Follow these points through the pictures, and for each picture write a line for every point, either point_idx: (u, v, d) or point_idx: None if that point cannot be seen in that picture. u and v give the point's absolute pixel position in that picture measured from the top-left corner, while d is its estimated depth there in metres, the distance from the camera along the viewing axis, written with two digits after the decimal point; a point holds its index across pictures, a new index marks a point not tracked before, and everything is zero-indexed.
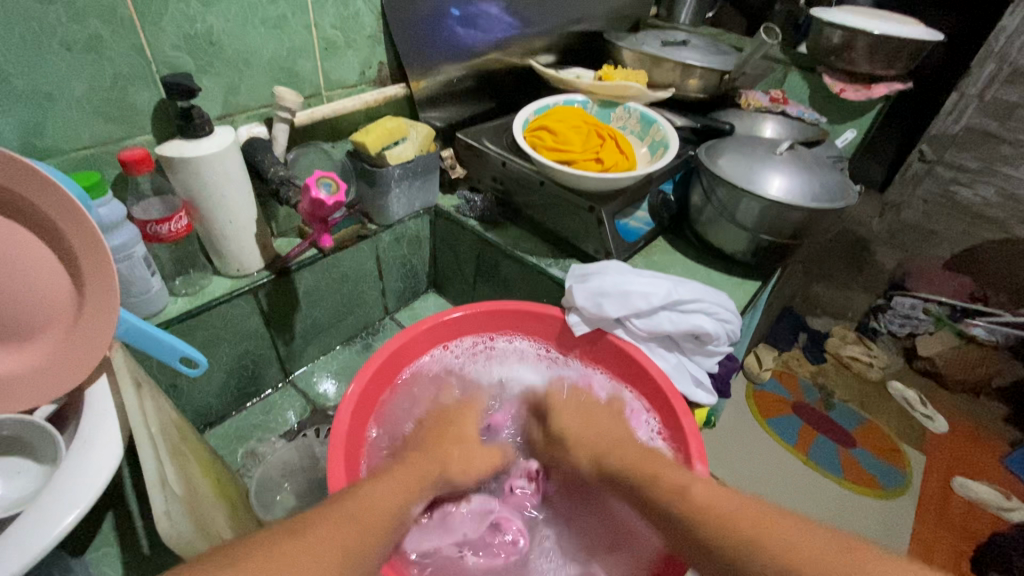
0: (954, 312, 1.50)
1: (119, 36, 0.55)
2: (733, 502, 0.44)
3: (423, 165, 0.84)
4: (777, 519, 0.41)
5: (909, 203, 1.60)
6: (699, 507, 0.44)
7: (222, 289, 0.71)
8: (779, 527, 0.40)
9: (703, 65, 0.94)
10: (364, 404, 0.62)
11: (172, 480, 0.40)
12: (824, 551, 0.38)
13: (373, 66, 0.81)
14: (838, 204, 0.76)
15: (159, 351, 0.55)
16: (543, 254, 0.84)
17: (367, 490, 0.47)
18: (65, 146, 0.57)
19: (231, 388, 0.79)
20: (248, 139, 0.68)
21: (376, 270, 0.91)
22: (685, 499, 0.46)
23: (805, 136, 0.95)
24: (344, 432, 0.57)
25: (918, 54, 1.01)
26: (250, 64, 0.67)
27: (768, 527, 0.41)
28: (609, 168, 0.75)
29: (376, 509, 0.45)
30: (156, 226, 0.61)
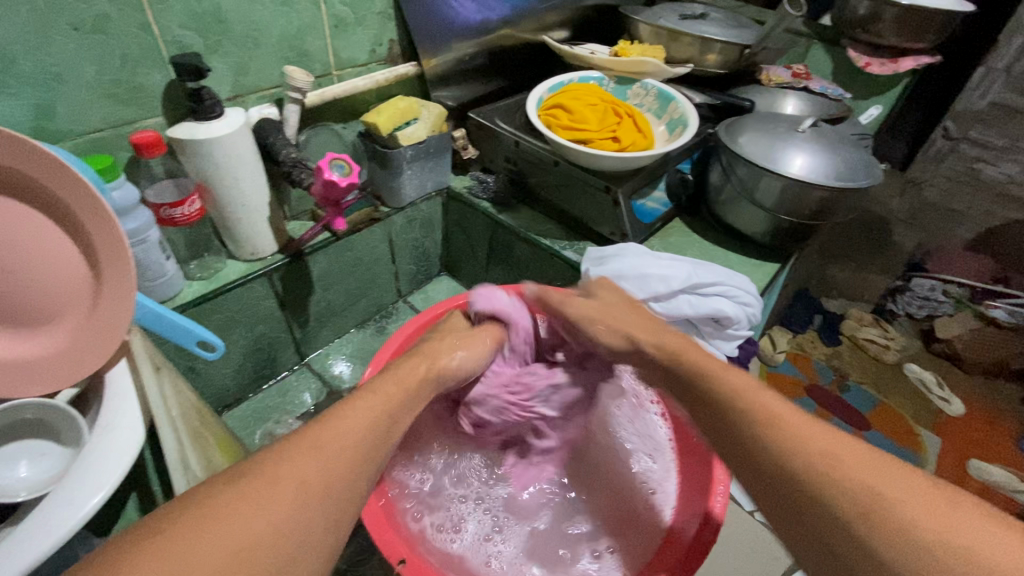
0: (974, 294, 1.48)
1: (127, 15, 0.54)
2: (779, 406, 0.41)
3: (436, 145, 0.83)
4: (825, 433, 0.38)
5: (931, 181, 1.53)
6: (750, 408, 0.42)
7: (237, 273, 0.71)
8: (821, 438, 0.38)
9: (723, 40, 0.91)
10: (382, 386, 0.62)
11: (193, 462, 0.41)
12: (881, 479, 0.35)
13: (383, 44, 0.79)
14: (863, 182, 0.73)
15: (177, 336, 0.55)
16: (557, 236, 0.83)
17: (339, 411, 0.42)
18: (77, 129, 0.56)
19: (247, 371, 0.79)
20: (259, 120, 0.67)
21: (389, 253, 0.91)
22: (742, 399, 0.42)
23: (828, 112, 0.92)
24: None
25: (948, 26, 0.96)
26: (259, 43, 0.65)
27: (819, 440, 0.38)
28: (626, 147, 0.73)
29: (359, 430, 0.40)
30: (170, 209, 0.61)
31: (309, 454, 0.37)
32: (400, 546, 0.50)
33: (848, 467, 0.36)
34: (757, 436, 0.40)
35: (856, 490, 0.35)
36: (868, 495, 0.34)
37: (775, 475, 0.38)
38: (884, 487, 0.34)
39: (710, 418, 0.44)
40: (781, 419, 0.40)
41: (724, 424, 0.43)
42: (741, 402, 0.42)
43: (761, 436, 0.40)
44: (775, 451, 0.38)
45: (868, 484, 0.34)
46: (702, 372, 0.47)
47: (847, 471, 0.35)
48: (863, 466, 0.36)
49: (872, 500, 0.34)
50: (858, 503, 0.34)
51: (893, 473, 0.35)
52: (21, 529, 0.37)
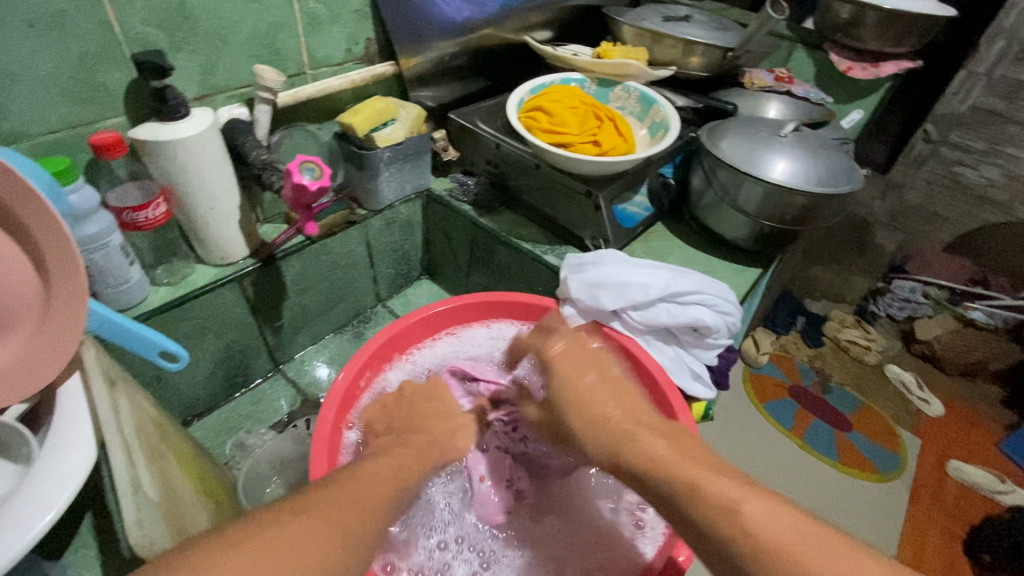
0: (953, 296, 1.49)
1: (84, 10, 0.51)
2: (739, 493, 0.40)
3: (415, 147, 0.81)
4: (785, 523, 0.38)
5: (912, 184, 1.55)
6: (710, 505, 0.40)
7: (206, 278, 0.68)
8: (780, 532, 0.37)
9: (706, 42, 0.90)
10: (349, 399, 0.60)
11: (147, 484, 0.39)
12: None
13: (360, 43, 0.77)
14: (844, 188, 0.73)
15: (138, 346, 0.53)
16: (538, 240, 0.82)
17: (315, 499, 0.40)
18: (33, 130, 0.54)
19: (218, 379, 0.77)
20: (228, 121, 0.65)
21: (367, 256, 0.89)
22: (699, 492, 0.41)
23: (810, 116, 0.92)
24: (328, 430, 0.56)
25: (929, 31, 0.97)
26: (227, 41, 0.63)
27: (782, 533, 0.37)
28: (607, 151, 0.72)
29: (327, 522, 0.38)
30: (133, 213, 0.58)
31: (275, 541, 0.35)
32: None
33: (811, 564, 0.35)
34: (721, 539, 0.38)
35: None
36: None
37: (739, 575, 0.37)
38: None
39: (667, 508, 0.43)
40: (742, 511, 0.38)
41: (681, 517, 0.42)
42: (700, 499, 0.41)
43: (718, 532, 0.38)
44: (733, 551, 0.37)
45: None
46: (652, 455, 0.46)
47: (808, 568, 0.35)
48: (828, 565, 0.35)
49: None
50: None
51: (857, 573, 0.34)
52: None
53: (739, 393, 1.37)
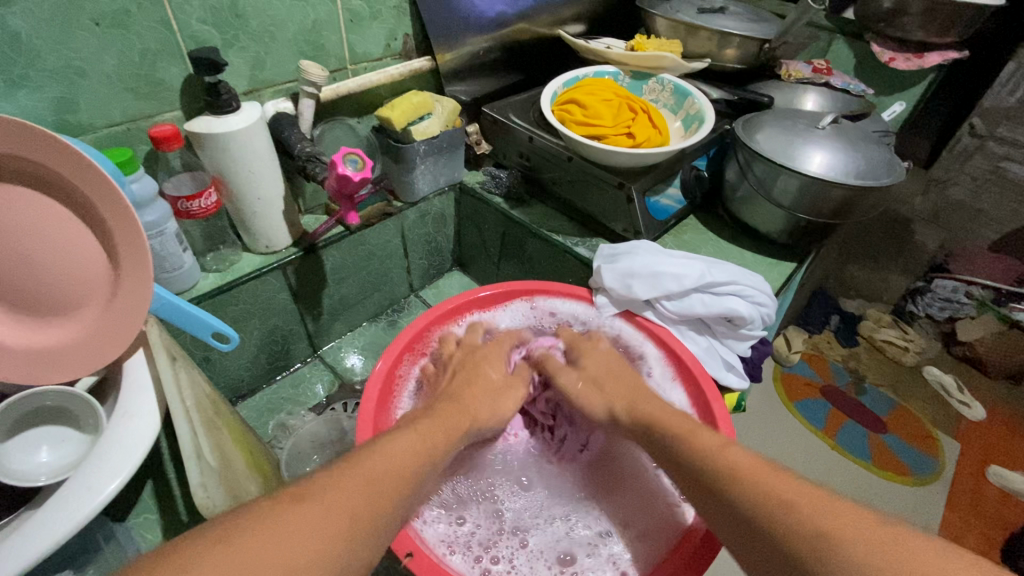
0: (998, 296, 1.41)
1: (146, 10, 0.55)
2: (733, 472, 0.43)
3: (449, 141, 0.83)
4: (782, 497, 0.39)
5: (956, 180, 1.44)
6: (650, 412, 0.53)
7: (252, 265, 0.72)
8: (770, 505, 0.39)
9: (742, 34, 0.89)
10: (391, 381, 0.62)
11: (207, 452, 0.41)
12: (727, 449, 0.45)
13: (398, 39, 0.79)
14: (884, 181, 0.72)
15: (192, 326, 0.56)
16: (570, 233, 0.83)
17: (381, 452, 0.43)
18: (97, 123, 0.57)
19: (261, 362, 0.80)
20: (274, 115, 0.68)
21: (401, 247, 0.91)
22: (711, 469, 0.45)
23: (849, 109, 0.90)
24: (373, 405, 0.58)
25: (977, 20, 0.94)
26: (275, 38, 0.66)
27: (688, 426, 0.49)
28: (641, 144, 0.72)
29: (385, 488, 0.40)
30: (187, 202, 0.62)
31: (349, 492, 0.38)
32: (409, 537, 0.50)
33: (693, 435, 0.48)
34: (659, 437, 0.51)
35: (830, 549, 0.35)
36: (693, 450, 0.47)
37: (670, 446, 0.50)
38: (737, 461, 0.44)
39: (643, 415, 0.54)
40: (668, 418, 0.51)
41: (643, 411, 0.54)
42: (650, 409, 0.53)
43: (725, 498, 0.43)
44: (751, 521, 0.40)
45: (830, 531, 0.36)
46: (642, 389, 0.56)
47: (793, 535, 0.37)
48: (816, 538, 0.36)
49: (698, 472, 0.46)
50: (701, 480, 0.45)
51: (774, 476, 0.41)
52: (43, 514, 0.38)
53: (770, 391, 1.35)
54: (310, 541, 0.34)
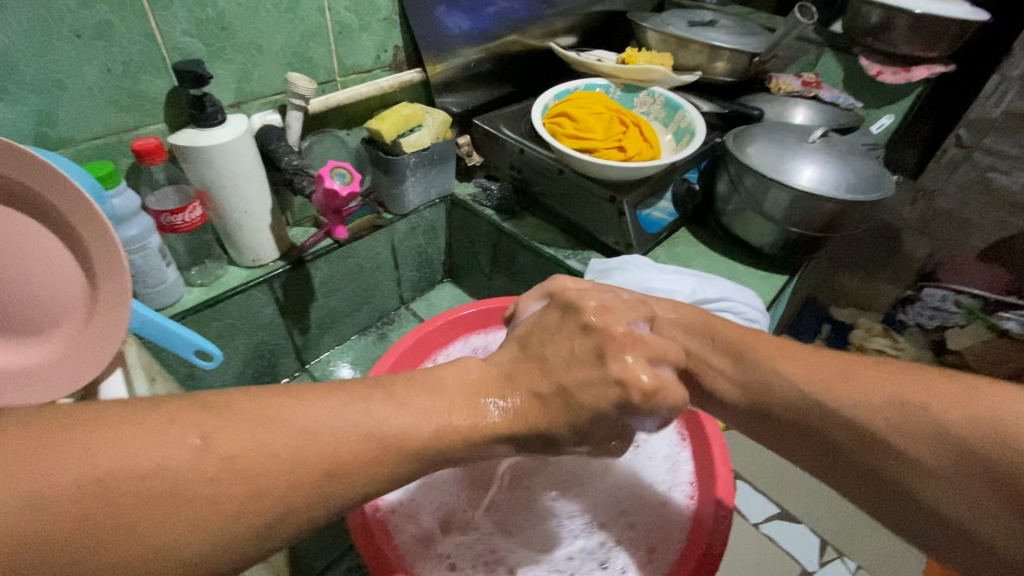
0: (987, 304, 1.36)
1: (129, 22, 0.54)
2: (869, 389, 0.40)
3: (440, 153, 0.83)
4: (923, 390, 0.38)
5: (943, 190, 1.42)
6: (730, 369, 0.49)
7: (238, 279, 0.70)
8: (879, 388, 0.40)
9: (732, 47, 0.90)
10: None
11: None
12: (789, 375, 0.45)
13: (388, 51, 0.78)
14: (874, 196, 0.72)
15: (174, 345, 0.54)
16: (561, 245, 0.83)
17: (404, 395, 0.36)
18: (79, 136, 0.56)
19: (248, 377, 0.79)
20: (262, 127, 0.67)
21: (391, 259, 0.90)
22: (797, 405, 0.44)
23: (838, 122, 0.90)
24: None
25: (963, 34, 0.95)
26: (262, 50, 0.65)
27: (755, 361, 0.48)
28: (631, 157, 0.72)
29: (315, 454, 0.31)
30: (170, 216, 0.61)
31: (309, 425, 0.31)
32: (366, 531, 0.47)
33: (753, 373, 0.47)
34: (756, 400, 0.47)
35: (910, 426, 0.37)
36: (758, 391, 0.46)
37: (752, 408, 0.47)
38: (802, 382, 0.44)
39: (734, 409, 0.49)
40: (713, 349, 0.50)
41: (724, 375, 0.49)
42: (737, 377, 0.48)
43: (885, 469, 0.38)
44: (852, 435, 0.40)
45: (899, 404, 0.38)
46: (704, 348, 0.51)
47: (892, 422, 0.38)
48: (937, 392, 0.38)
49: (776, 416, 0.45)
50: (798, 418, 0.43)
51: (843, 379, 0.42)
52: None
53: None
54: (156, 455, 0.27)
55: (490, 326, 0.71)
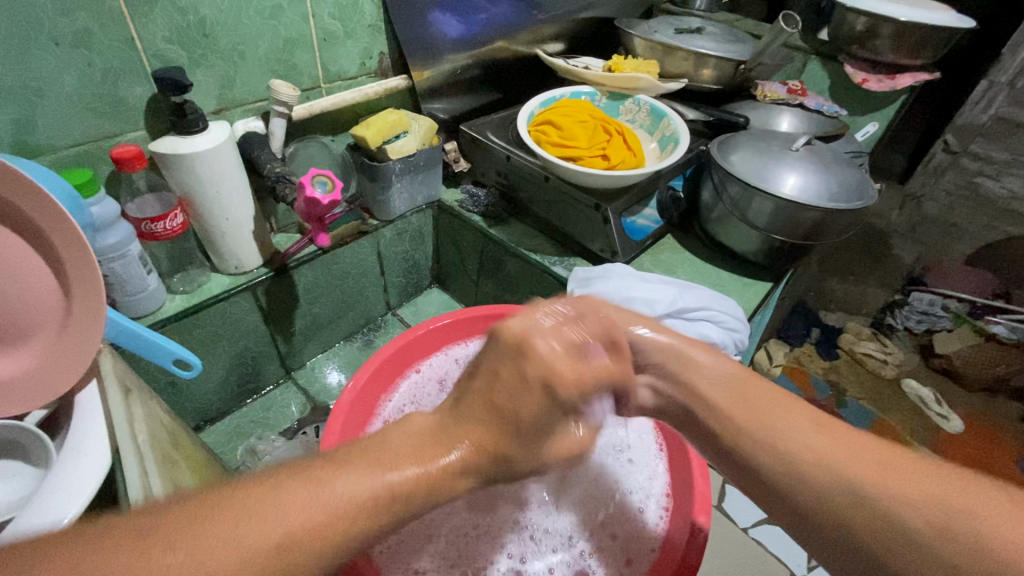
0: (975, 309, 1.41)
1: (108, 29, 0.53)
2: (876, 475, 0.37)
3: (426, 159, 0.83)
4: (939, 490, 0.36)
5: (931, 196, 1.45)
6: (727, 413, 0.45)
7: (220, 287, 0.70)
8: (888, 474, 0.37)
9: (717, 55, 0.90)
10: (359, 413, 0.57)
11: (156, 491, 0.39)
12: (792, 432, 0.42)
13: (374, 57, 0.78)
14: (857, 205, 0.73)
15: (153, 354, 0.54)
16: (547, 252, 0.83)
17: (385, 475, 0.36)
18: (57, 143, 0.55)
19: (231, 385, 0.78)
20: (244, 134, 0.67)
21: (377, 265, 0.89)
22: (785, 466, 0.41)
23: (822, 129, 0.91)
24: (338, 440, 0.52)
25: (947, 42, 0.96)
26: (245, 57, 0.65)
27: (769, 410, 0.44)
28: (615, 165, 0.72)
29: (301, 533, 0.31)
30: (151, 224, 0.60)
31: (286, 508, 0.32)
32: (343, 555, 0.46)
33: (756, 421, 0.44)
34: (741, 446, 0.44)
35: (899, 520, 0.35)
36: (751, 436, 0.43)
37: (731, 452, 0.44)
38: (803, 445, 0.41)
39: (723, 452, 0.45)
40: (723, 390, 0.47)
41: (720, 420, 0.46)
42: (734, 419, 0.45)
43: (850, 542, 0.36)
44: (835, 509, 0.37)
45: (893, 500, 0.36)
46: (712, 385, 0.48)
47: (904, 490, 0.36)
48: (957, 499, 0.35)
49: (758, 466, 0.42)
50: (783, 476, 0.40)
51: (852, 456, 0.39)
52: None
53: None
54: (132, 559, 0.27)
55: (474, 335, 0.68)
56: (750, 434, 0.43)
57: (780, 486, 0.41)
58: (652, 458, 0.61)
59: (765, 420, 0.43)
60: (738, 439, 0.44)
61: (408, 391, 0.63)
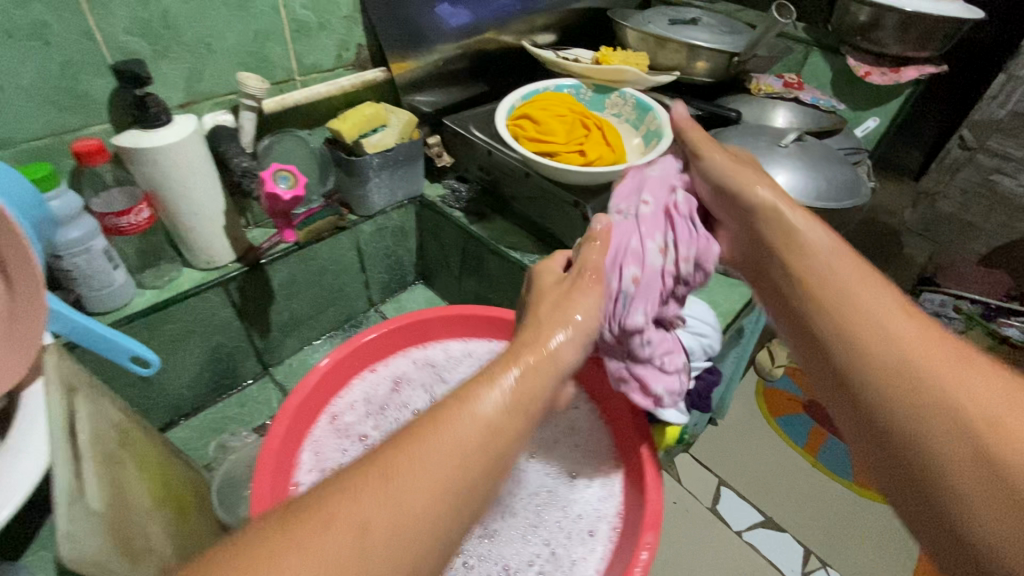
0: (988, 311, 1.26)
1: (65, 21, 0.52)
2: (983, 401, 0.36)
3: (406, 153, 0.81)
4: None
5: (946, 193, 1.39)
6: (880, 333, 0.42)
7: (191, 282, 0.70)
8: (999, 404, 0.35)
9: (710, 47, 0.87)
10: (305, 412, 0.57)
11: (89, 494, 0.39)
12: (925, 351, 0.40)
13: (351, 49, 0.77)
14: (845, 205, 0.70)
15: (108, 351, 0.53)
16: (528, 250, 0.81)
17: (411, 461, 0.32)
18: (16, 137, 0.55)
19: (206, 380, 0.78)
20: (212, 128, 0.66)
21: (357, 261, 0.88)
22: (889, 381, 0.40)
23: (818, 125, 0.87)
24: (277, 445, 0.52)
25: (956, 33, 0.91)
26: (212, 49, 0.63)
27: (870, 321, 0.43)
28: (593, 161, 0.70)
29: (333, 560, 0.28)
30: (115, 218, 0.60)
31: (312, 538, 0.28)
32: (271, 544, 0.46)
33: (889, 332, 0.42)
34: (843, 363, 0.43)
35: (974, 461, 0.34)
36: (876, 359, 0.41)
37: (841, 367, 0.43)
38: (923, 365, 0.39)
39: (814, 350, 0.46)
40: (872, 305, 0.44)
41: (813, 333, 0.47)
42: (899, 341, 0.41)
43: (949, 481, 0.35)
44: (928, 434, 0.37)
45: (1005, 426, 0.34)
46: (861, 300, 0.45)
47: (1010, 428, 0.34)
48: None
49: (871, 386, 0.41)
50: (889, 403, 0.39)
51: (964, 373, 0.38)
52: None
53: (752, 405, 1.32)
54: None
55: (435, 338, 0.67)
56: (861, 355, 0.42)
57: (870, 405, 0.40)
58: (608, 466, 0.59)
59: (890, 332, 0.42)
60: (855, 366, 0.42)
61: (362, 389, 0.63)
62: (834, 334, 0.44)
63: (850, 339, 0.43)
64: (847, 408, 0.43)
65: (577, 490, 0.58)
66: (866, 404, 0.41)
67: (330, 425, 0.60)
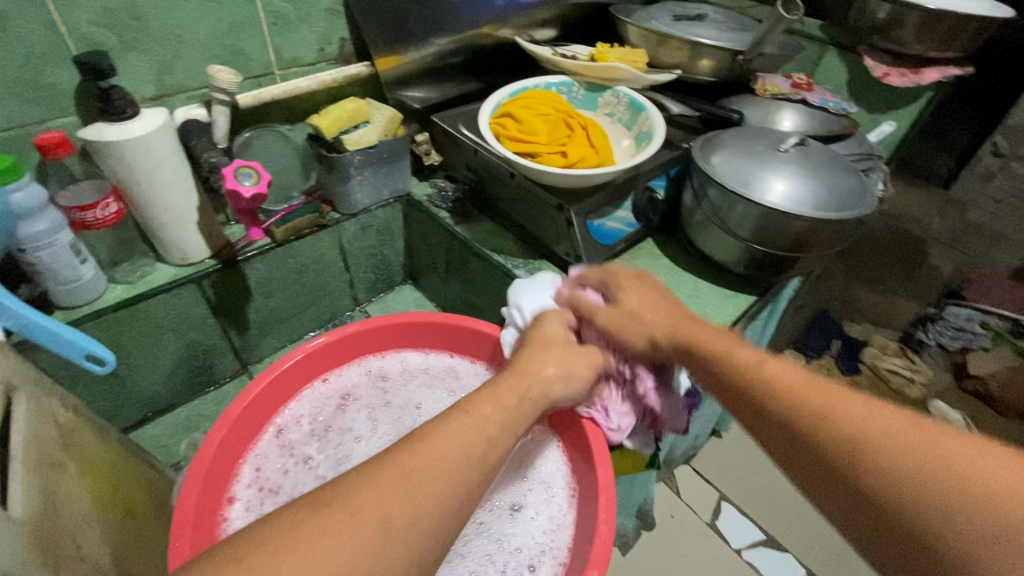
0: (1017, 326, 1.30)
1: (25, 12, 0.51)
2: (898, 425, 0.34)
3: (390, 151, 0.78)
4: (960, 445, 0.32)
5: (976, 203, 1.25)
6: (771, 382, 0.40)
7: (164, 278, 0.69)
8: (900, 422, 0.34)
9: (713, 44, 0.83)
10: (245, 425, 0.57)
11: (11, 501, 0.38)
12: (826, 399, 0.37)
13: (333, 43, 0.75)
14: (849, 214, 0.65)
15: (61, 348, 0.52)
16: (513, 254, 0.78)
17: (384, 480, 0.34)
18: None
19: (180, 377, 0.77)
20: (184, 121, 0.64)
21: (341, 260, 0.87)
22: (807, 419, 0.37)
23: (827, 128, 0.82)
24: (208, 459, 0.53)
25: (983, 33, 0.85)
26: (183, 41, 0.62)
27: (785, 377, 0.40)
28: (574, 163, 0.66)
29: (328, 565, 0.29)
30: (81, 213, 0.59)
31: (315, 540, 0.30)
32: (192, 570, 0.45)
33: (784, 381, 0.40)
34: (758, 399, 0.40)
35: (926, 474, 0.31)
36: (785, 403, 0.39)
37: (762, 414, 0.40)
38: (829, 407, 0.36)
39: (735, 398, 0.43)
40: (765, 364, 0.42)
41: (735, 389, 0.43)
42: (787, 382, 0.40)
43: (891, 506, 0.32)
44: (876, 475, 0.33)
45: (914, 459, 0.32)
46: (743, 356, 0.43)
47: (923, 450, 0.32)
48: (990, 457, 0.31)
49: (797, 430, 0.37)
50: (818, 440, 0.36)
51: (869, 408, 0.36)
52: None
53: None
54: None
55: (388, 347, 0.69)
56: (771, 395, 0.40)
57: (809, 454, 0.36)
58: (559, 497, 0.57)
59: (807, 393, 0.38)
60: (772, 403, 0.39)
61: (309, 403, 0.63)
62: (750, 378, 0.42)
63: (764, 398, 0.40)
64: (795, 459, 0.38)
65: (521, 521, 0.55)
66: (800, 446, 0.37)
67: (273, 440, 0.60)
